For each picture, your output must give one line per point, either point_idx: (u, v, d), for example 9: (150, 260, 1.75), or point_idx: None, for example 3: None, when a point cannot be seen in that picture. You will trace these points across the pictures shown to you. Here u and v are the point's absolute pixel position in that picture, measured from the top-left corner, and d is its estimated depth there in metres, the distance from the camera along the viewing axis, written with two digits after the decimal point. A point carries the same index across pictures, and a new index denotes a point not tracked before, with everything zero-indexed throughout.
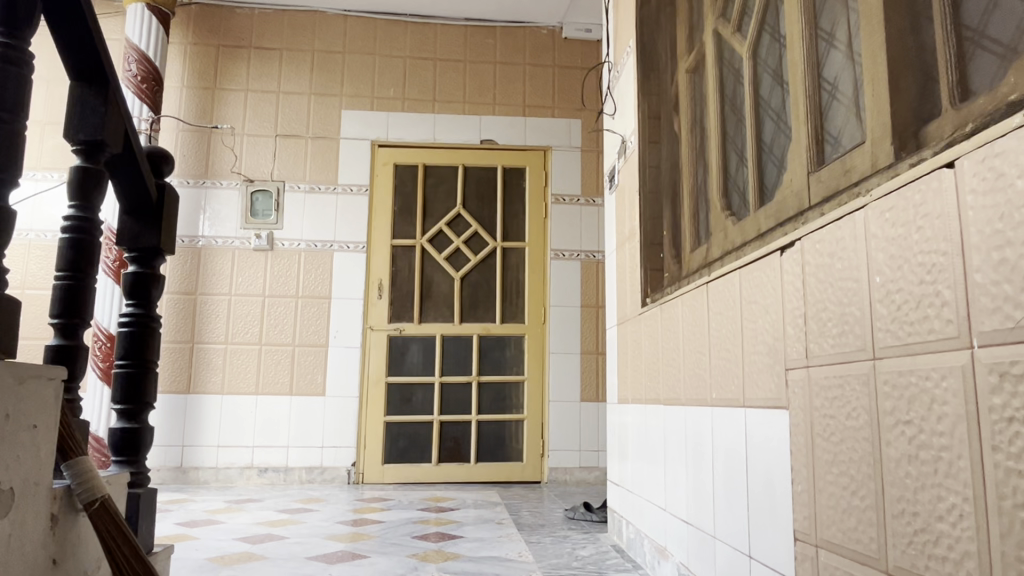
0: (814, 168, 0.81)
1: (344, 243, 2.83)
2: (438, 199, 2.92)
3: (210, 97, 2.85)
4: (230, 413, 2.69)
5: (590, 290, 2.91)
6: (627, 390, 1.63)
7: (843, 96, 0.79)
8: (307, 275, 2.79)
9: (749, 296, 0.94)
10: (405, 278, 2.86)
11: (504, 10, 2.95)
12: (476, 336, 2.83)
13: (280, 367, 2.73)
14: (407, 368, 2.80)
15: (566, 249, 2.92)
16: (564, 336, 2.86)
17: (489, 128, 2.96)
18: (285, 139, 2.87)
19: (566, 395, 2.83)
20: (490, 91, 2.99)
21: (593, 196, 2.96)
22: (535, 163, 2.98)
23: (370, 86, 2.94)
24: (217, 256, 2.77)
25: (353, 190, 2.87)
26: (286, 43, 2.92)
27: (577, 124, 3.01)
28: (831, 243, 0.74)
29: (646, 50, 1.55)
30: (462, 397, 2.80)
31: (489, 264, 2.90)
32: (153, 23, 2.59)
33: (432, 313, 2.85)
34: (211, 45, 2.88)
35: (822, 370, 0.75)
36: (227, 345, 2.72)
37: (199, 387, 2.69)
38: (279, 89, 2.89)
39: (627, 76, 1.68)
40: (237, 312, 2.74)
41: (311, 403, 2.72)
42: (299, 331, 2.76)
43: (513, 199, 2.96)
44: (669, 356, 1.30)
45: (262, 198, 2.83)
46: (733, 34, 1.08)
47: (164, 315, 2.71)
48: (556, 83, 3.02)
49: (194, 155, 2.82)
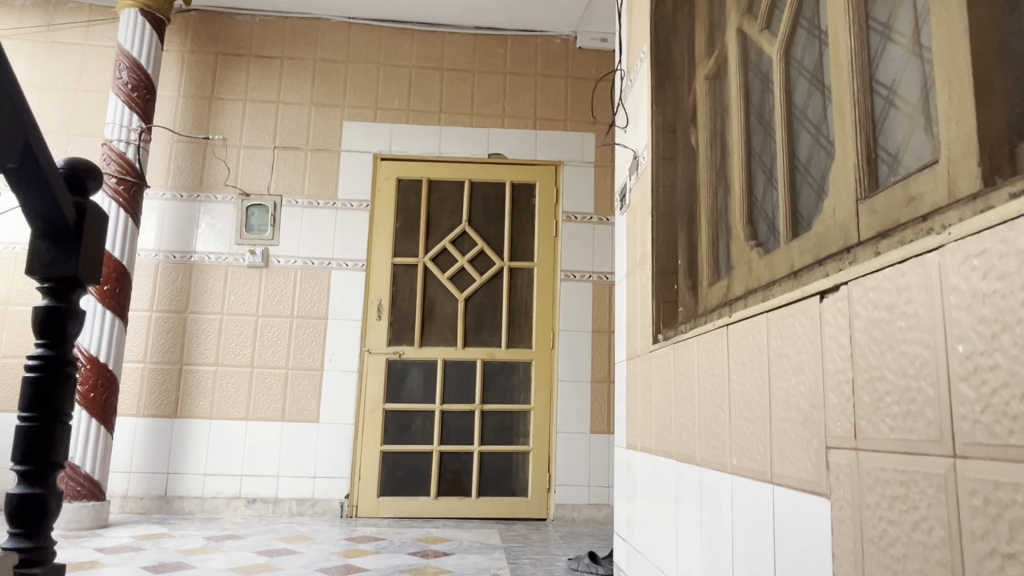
0: (865, 194, 0.64)
1: (343, 261, 2.68)
2: (442, 215, 2.76)
3: (207, 107, 2.74)
4: (218, 438, 2.55)
5: (603, 314, 2.73)
6: (636, 434, 1.46)
7: (904, 103, 0.62)
8: (303, 293, 2.65)
9: (779, 348, 0.77)
10: (406, 299, 2.70)
11: (514, 19, 2.81)
12: (480, 361, 2.67)
13: (273, 391, 2.58)
14: (407, 395, 2.64)
15: (577, 270, 2.75)
16: (574, 362, 2.69)
17: (497, 141, 2.81)
18: (284, 151, 2.74)
19: (575, 426, 2.65)
20: (499, 102, 2.84)
21: (607, 214, 2.80)
22: (546, 178, 2.82)
23: (373, 96, 2.80)
24: (209, 274, 2.64)
25: (354, 205, 2.73)
26: (287, 51, 2.80)
27: (590, 138, 2.85)
28: (890, 292, 0.57)
29: (660, 56, 1.39)
30: (464, 427, 2.63)
31: (496, 285, 2.73)
32: (147, 28, 2.47)
33: (434, 336, 2.69)
34: (208, 53, 2.77)
35: (876, 457, 0.58)
36: (218, 368, 2.58)
37: (186, 410, 2.55)
38: (279, 99, 2.77)
39: (640, 85, 1.52)
40: (229, 333, 2.61)
41: (304, 431, 2.57)
42: (293, 353, 2.61)
43: (522, 217, 2.80)
44: (682, 405, 1.13)
45: (257, 212, 2.70)
46: (762, 32, 0.91)
47: (152, 335, 2.58)
48: (570, 94, 2.87)
49: (188, 167, 2.70)
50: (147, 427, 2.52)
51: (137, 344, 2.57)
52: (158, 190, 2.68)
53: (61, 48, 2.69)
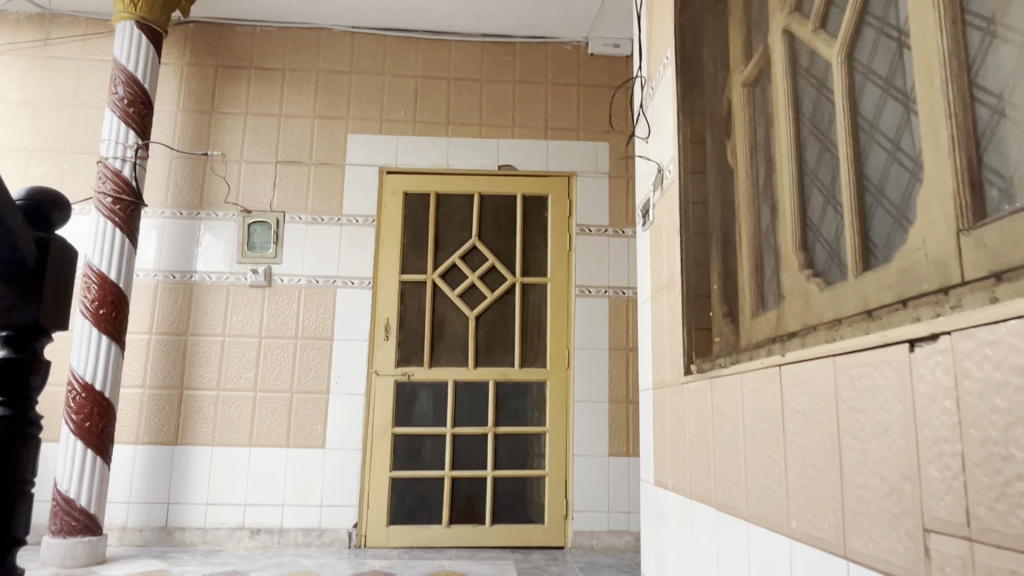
0: (969, 224, 0.53)
1: (348, 279, 2.58)
2: (451, 230, 2.66)
3: (207, 121, 2.65)
4: (220, 466, 2.44)
5: (620, 331, 2.62)
6: (666, 471, 1.34)
7: (1019, 114, 0.50)
8: (308, 313, 2.55)
9: (851, 400, 0.66)
10: (415, 318, 2.60)
11: (523, 25, 2.72)
12: (493, 382, 2.56)
13: (277, 416, 2.48)
14: (416, 418, 2.53)
15: (593, 285, 2.64)
16: (590, 382, 2.57)
17: (507, 153, 2.70)
18: (286, 166, 2.65)
19: (593, 448, 2.53)
20: (509, 112, 2.74)
21: (622, 227, 2.69)
22: (559, 190, 2.71)
23: (378, 107, 2.71)
24: (210, 294, 2.54)
25: (359, 221, 2.63)
26: (289, 63, 2.71)
27: (604, 147, 2.74)
28: (1017, 350, 0.45)
29: (685, 60, 1.28)
30: (477, 450, 2.52)
31: (508, 302, 2.63)
32: (144, 41, 2.39)
33: (444, 356, 2.58)
34: (208, 66, 2.68)
35: (1000, 554, 0.47)
36: (220, 393, 2.48)
37: (188, 437, 2.45)
38: (281, 112, 2.68)
39: (665, 92, 1.41)
40: (230, 356, 2.51)
41: (310, 457, 2.46)
42: (297, 376, 2.51)
43: (534, 230, 2.69)
44: (722, 449, 1.01)
45: (259, 230, 2.60)
46: (814, 33, 0.80)
47: (151, 359, 2.49)
48: (582, 102, 2.76)
49: (188, 184, 2.61)
50: (147, 455, 2.43)
51: (136, 369, 2.47)
52: (157, 208, 2.58)
53: (57, 63, 2.60)
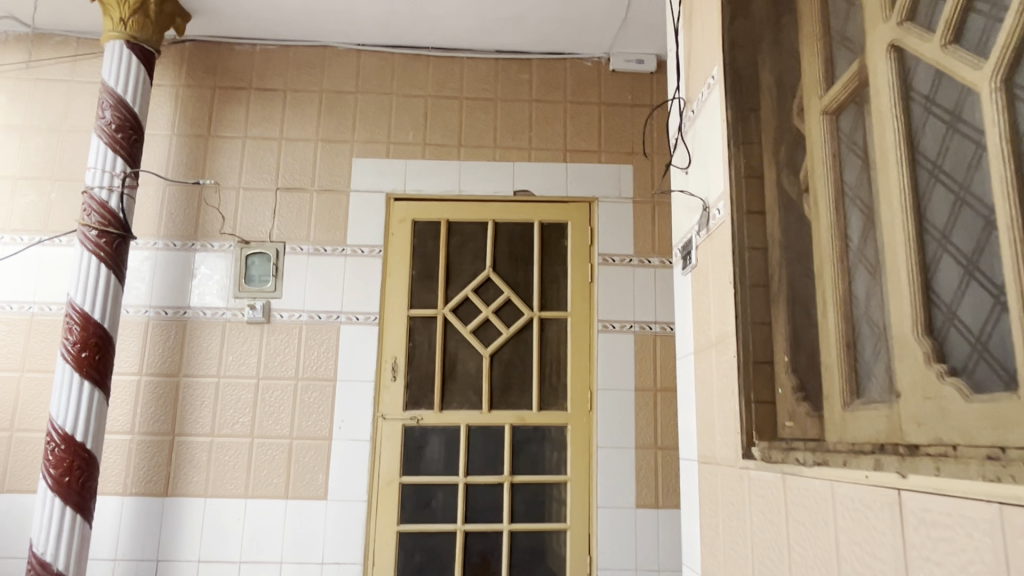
0: None
1: (353, 314, 2.39)
2: (464, 261, 2.47)
3: (204, 146, 2.49)
4: (214, 520, 2.25)
5: (646, 370, 2.41)
6: (716, 566, 1.13)
7: None
8: (309, 352, 2.36)
9: None
10: (424, 356, 2.40)
11: (540, 40, 2.54)
12: (509, 426, 2.35)
13: (275, 464, 2.29)
14: (426, 466, 2.33)
15: (617, 319, 2.43)
16: (615, 426, 2.36)
17: (524, 177, 2.51)
18: (287, 193, 2.47)
19: (618, 499, 2.32)
20: (525, 133, 2.55)
21: (648, 256, 2.49)
22: (579, 217, 2.51)
23: (386, 129, 2.53)
24: (204, 332, 2.36)
25: (364, 252, 2.44)
26: (291, 83, 2.55)
27: (628, 171, 2.54)
28: None
29: (735, 81, 1.10)
30: (492, 501, 2.32)
31: (525, 338, 2.43)
32: (134, 61, 2.22)
33: (456, 398, 2.38)
34: (205, 87, 2.53)
35: None
36: (214, 439, 2.30)
37: (179, 488, 2.26)
38: (283, 135, 2.51)
39: (710, 115, 1.21)
40: (225, 399, 2.32)
41: (310, 509, 2.27)
42: (297, 421, 2.32)
43: (553, 261, 2.49)
44: (804, 568, 0.81)
45: (258, 261, 2.42)
46: (944, 50, 0.61)
47: (141, 402, 2.31)
48: (603, 122, 2.57)
49: (182, 213, 2.44)
50: (134, 508, 2.24)
51: (124, 414, 2.30)
52: (148, 239, 2.41)
53: (46, 85, 2.45)
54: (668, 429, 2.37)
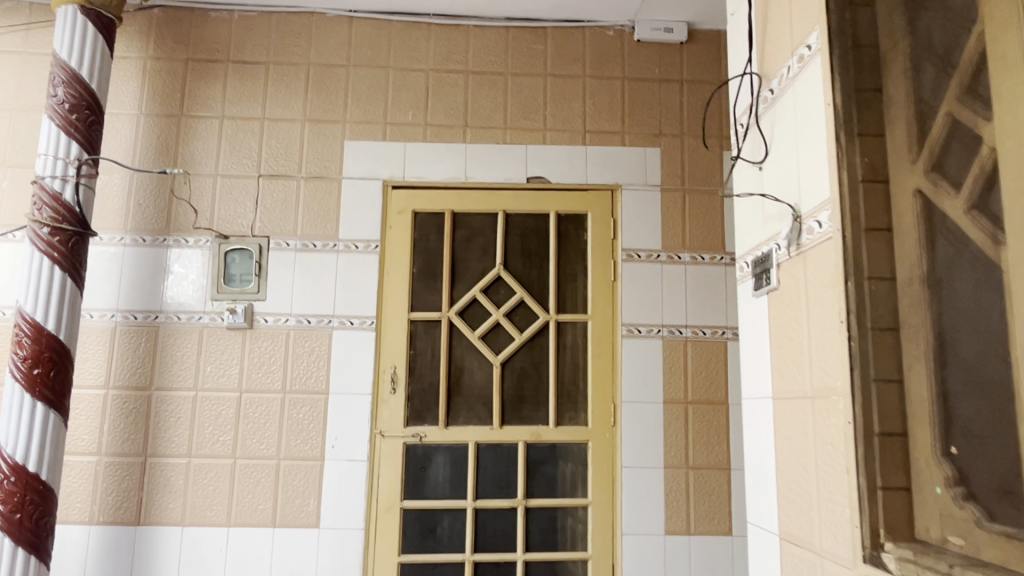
0: None
1: (346, 318, 2.13)
2: (471, 258, 2.20)
3: (176, 127, 2.20)
4: (192, 552, 2.00)
5: (676, 381, 2.15)
6: None
7: None
8: (297, 361, 2.10)
9: None
10: (427, 365, 2.14)
11: (556, 6, 2.23)
12: (523, 444, 2.10)
13: (260, 489, 2.04)
14: (430, 489, 2.08)
15: (643, 323, 2.17)
16: (641, 444, 2.11)
17: (537, 162, 2.23)
18: (271, 180, 2.19)
19: (646, 526, 2.07)
20: (540, 112, 2.26)
21: (678, 251, 2.21)
22: (601, 207, 2.24)
23: (382, 108, 2.24)
24: (179, 339, 2.10)
25: (359, 247, 2.16)
26: (274, 54, 2.25)
27: (655, 154, 2.26)
28: None
29: (854, 51, 0.84)
30: (504, 528, 2.08)
31: (540, 345, 2.16)
32: (90, 29, 1.92)
33: (463, 413, 2.12)
34: (177, 60, 2.23)
35: None
36: (191, 460, 2.04)
37: (153, 515, 2.01)
38: (266, 115, 2.22)
39: (806, 96, 0.92)
40: (204, 415, 2.06)
41: (300, 539, 2.02)
42: (285, 440, 2.06)
43: (571, 257, 2.22)
44: None
45: (238, 258, 2.15)
46: None
47: (108, 419, 2.05)
48: (628, 99, 2.28)
49: (152, 204, 2.16)
50: (103, 538, 1.99)
51: (89, 433, 2.04)
52: (114, 234, 2.13)
53: None
54: (702, 447, 2.12)
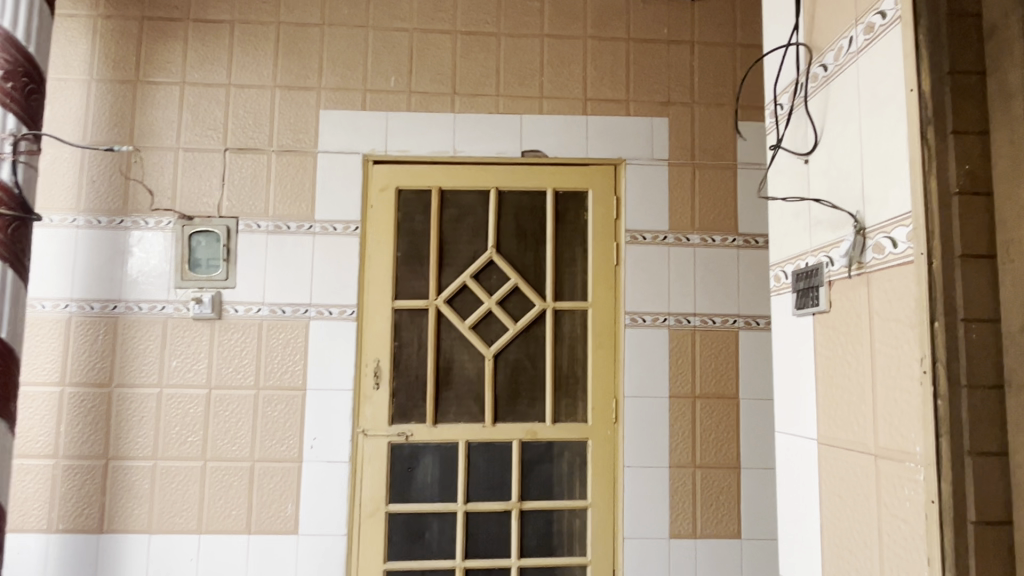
0: None
1: (324, 307, 1.94)
2: (460, 240, 2.01)
3: (131, 95, 1.98)
4: (160, 563, 1.85)
5: (684, 373, 1.99)
6: None
7: None
8: (271, 354, 1.92)
9: None
10: (413, 357, 1.97)
11: None
12: (517, 443, 1.95)
13: (233, 493, 1.88)
14: (417, 492, 1.93)
15: (648, 311, 2.00)
16: (644, 442, 1.96)
17: (534, 134, 2.02)
18: (239, 154, 1.98)
19: (649, 529, 1.93)
20: (536, 78, 2.04)
21: (686, 232, 2.03)
22: (603, 184, 2.04)
23: (361, 73, 2.01)
24: (141, 331, 1.91)
25: (337, 229, 1.97)
26: (240, 12, 2.01)
27: (664, 125, 2.05)
28: None
29: (950, 22, 0.65)
30: (497, 532, 1.93)
31: (537, 334, 1.99)
32: None
33: (452, 410, 1.96)
34: (131, 18, 2.00)
35: None
36: (157, 463, 1.88)
37: (117, 523, 1.86)
38: (231, 81, 1.99)
39: (877, 78, 0.74)
40: (170, 413, 1.89)
41: (277, 546, 1.87)
42: (259, 441, 1.90)
43: (569, 239, 2.03)
44: None
45: (204, 242, 1.95)
46: None
47: (65, 419, 1.88)
48: (633, 63, 2.06)
49: (107, 182, 1.95)
50: (63, 547, 1.84)
51: (44, 434, 1.87)
52: (66, 215, 1.93)
53: None
54: (709, 445, 1.97)
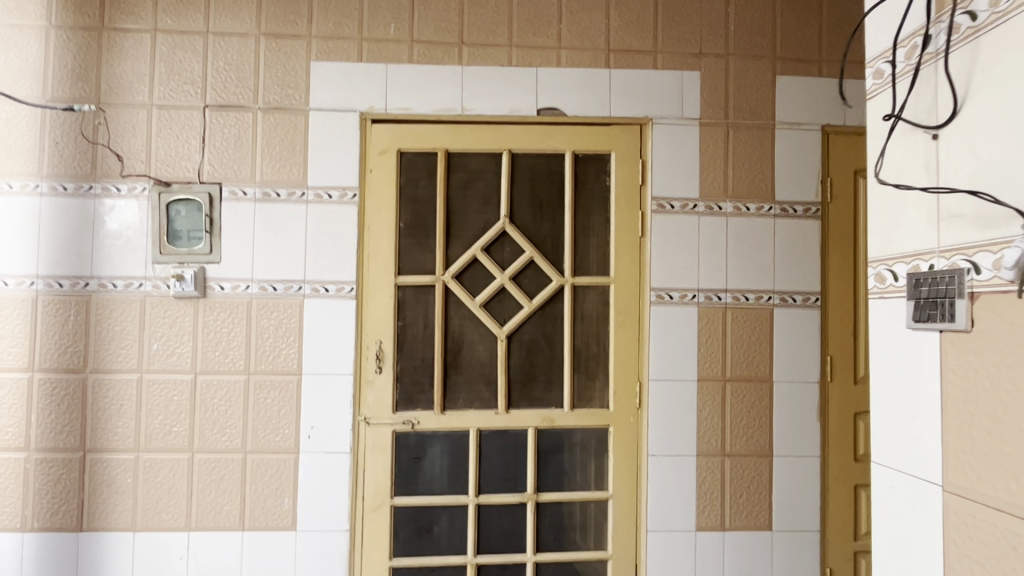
0: None
1: (319, 284, 1.76)
2: (470, 209, 1.81)
3: (95, 44, 1.75)
4: (147, 563, 1.70)
5: (713, 355, 1.83)
6: None
7: None
8: (262, 336, 1.74)
9: None
10: (419, 339, 1.79)
11: None
12: (533, 431, 1.79)
13: (224, 487, 1.73)
14: (424, 484, 1.78)
15: (676, 288, 1.82)
16: (670, 429, 1.81)
17: (550, 89, 1.81)
18: (220, 113, 1.76)
19: (674, 522, 1.80)
20: (554, 25, 1.82)
21: (719, 200, 1.84)
22: (628, 146, 1.84)
23: (356, 19, 1.78)
24: (117, 311, 1.73)
25: (332, 197, 1.77)
26: None
27: (695, 79, 1.84)
28: None
29: None
30: (512, 526, 1.79)
31: (554, 313, 1.82)
32: None
33: (462, 395, 1.80)
34: None
35: None
36: (140, 456, 1.72)
37: (98, 520, 1.70)
38: (210, 28, 1.76)
39: None
40: (153, 401, 1.72)
41: (274, 544, 1.72)
42: (252, 431, 1.73)
43: (590, 208, 1.84)
44: None
45: (184, 211, 1.75)
46: None
47: (36, 408, 1.70)
48: (662, 8, 1.84)
49: (72, 144, 1.73)
50: (40, 547, 1.69)
51: (13, 425, 1.69)
52: (27, 180, 1.72)
53: None
54: (740, 432, 1.82)
